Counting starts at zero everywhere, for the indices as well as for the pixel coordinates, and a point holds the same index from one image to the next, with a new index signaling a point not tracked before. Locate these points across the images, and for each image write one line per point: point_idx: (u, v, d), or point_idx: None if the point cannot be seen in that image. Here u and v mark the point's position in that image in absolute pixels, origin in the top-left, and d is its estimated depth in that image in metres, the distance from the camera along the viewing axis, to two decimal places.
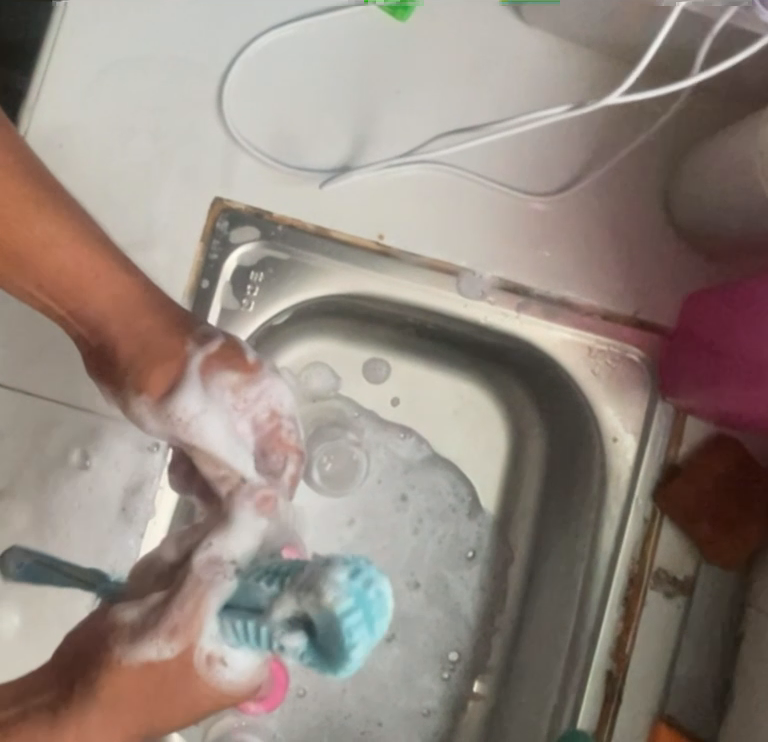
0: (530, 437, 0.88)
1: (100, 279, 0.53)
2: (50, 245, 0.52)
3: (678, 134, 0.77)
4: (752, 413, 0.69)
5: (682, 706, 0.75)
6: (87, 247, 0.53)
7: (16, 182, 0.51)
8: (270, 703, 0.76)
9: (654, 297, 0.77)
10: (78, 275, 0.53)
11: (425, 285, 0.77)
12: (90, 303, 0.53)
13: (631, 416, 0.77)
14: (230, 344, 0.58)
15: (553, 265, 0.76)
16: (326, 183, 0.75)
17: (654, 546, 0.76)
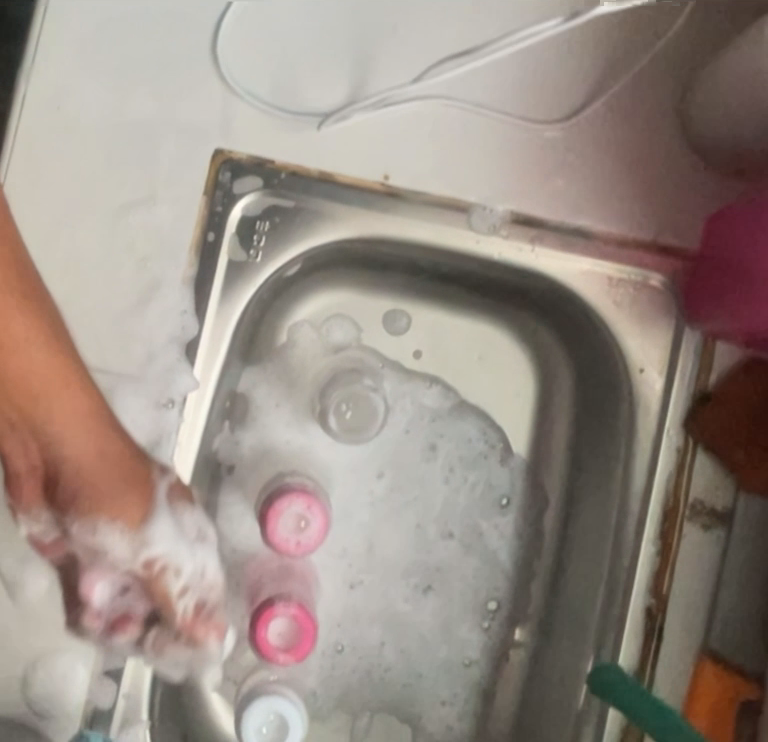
0: (559, 378, 0.86)
1: (121, 470, 0.64)
2: (58, 442, 0.59)
3: (690, 44, 0.73)
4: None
5: (728, 640, 0.72)
6: (104, 434, 0.61)
7: (89, 405, 0.59)
8: (299, 653, 0.71)
9: (675, 219, 0.74)
10: (78, 464, 0.61)
11: (434, 224, 0.74)
12: (69, 454, 0.60)
13: (657, 345, 0.74)
14: (181, 481, 0.71)
15: (567, 194, 0.74)
16: (324, 125, 0.74)
17: (688, 477, 0.73)
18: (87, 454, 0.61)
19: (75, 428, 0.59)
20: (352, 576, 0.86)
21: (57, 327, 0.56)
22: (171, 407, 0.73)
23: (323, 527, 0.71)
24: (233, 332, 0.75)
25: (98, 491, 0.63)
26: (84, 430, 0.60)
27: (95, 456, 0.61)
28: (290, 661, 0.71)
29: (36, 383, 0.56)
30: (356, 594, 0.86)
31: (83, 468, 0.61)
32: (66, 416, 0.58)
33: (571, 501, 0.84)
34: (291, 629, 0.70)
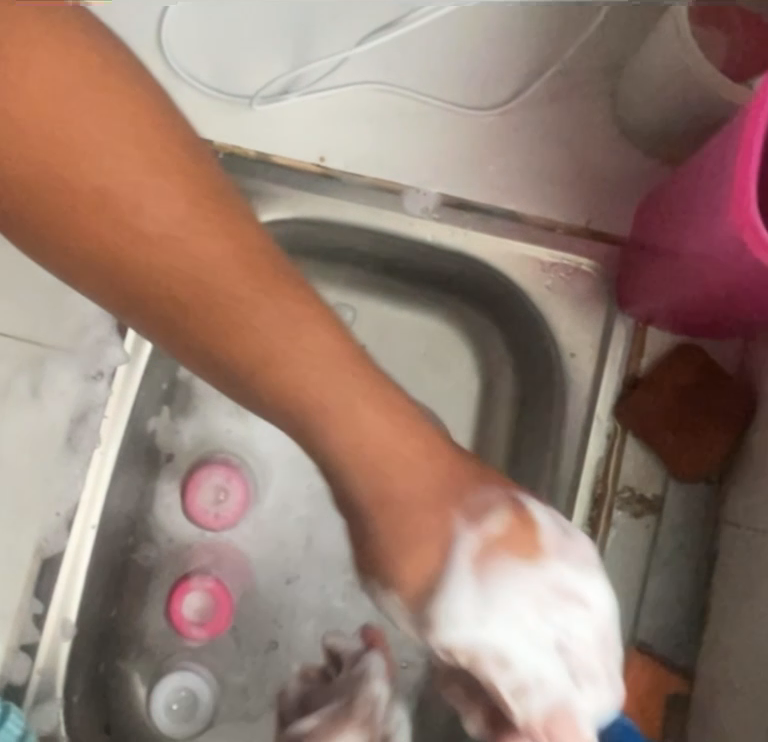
0: (502, 373, 0.84)
1: (404, 447, 0.52)
2: (248, 322, 0.48)
3: (623, 30, 0.74)
4: (700, 296, 0.65)
5: (657, 631, 0.70)
6: (366, 376, 0.51)
7: (292, 293, 0.49)
8: (213, 628, 0.70)
9: (607, 207, 0.74)
10: (278, 360, 0.49)
11: (369, 206, 0.75)
12: (283, 369, 0.49)
13: (588, 330, 0.74)
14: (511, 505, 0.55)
15: (500, 179, 0.74)
16: (257, 102, 0.75)
17: (618, 463, 0.72)
18: (353, 420, 0.51)
19: (276, 321, 0.48)
20: (286, 572, 0.84)
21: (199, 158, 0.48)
22: (100, 379, 0.74)
23: (243, 498, 0.82)
24: None
25: (416, 516, 0.53)
26: (291, 308, 0.49)
27: (308, 307, 0.50)
28: (204, 636, 0.69)
29: (218, 283, 0.47)
30: (290, 590, 0.84)
31: (314, 364, 0.50)
32: (194, 254, 0.46)
33: (511, 498, 0.83)
34: (206, 601, 0.69)
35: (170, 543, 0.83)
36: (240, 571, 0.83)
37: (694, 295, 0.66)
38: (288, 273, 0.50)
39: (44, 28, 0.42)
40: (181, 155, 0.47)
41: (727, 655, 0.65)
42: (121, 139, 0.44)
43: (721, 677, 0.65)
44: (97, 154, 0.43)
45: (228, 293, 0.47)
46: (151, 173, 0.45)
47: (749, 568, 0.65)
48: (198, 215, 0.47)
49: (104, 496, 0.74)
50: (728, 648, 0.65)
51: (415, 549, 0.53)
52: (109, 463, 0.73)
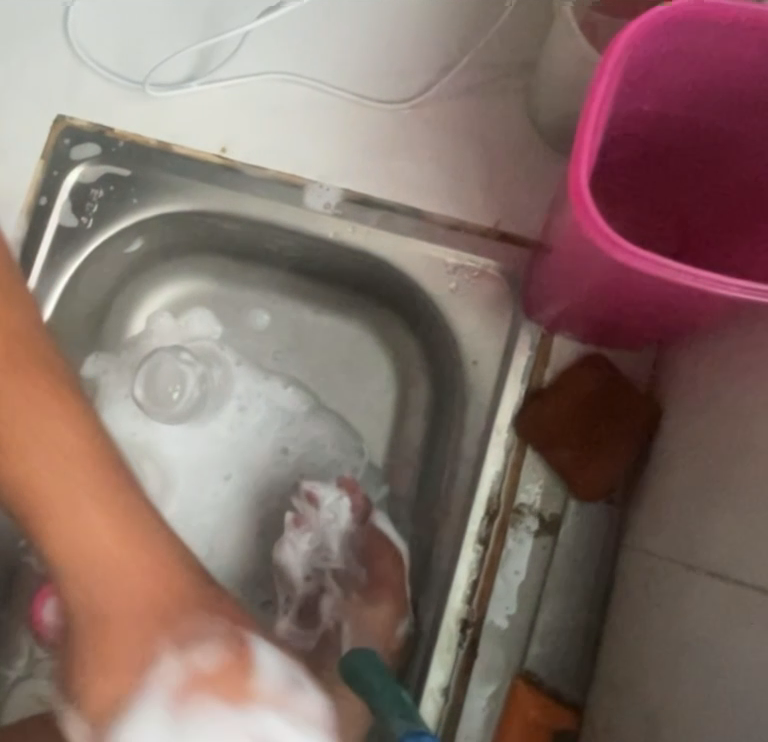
0: (420, 383, 0.78)
1: (133, 595, 0.55)
2: (85, 575, 0.55)
3: (537, 29, 0.72)
4: (594, 288, 0.60)
5: (546, 660, 0.65)
6: (160, 583, 0.56)
7: (118, 505, 0.56)
8: None
9: (518, 207, 0.70)
10: (128, 608, 0.55)
11: (269, 200, 0.72)
12: (115, 601, 0.55)
13: (492, 336, 0.70)
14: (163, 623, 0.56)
15: (407, 174, 0.71)
16: (151, 85, 0.72)
17: (515, 479, 0.68)
18: (106, 588, 0.55)
19: (131, 594, 0.55)
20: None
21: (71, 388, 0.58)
22: None
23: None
24: (58, 305, 0.73)
25: (126, 656, 0.54)
26: (132, 562, 0.55)
27: (146, 575, 0.55)
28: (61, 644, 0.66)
29: (82, 520, 0.55)
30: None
31: (111, 632, 0.54)
32: (47, 440, 0.55)
33: (416, 518, 0.75)
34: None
35: None
36: None
37: (590, 288, 0.60)
38: (106, 454, 0.57)
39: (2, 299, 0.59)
40: (95, 437, 0.58)
41: (618, 688, 0.60)
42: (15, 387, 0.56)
43: (609, 718, 0.60)
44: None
45: (122, 616, 0.54)
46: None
47: (642, 597, 0.60)
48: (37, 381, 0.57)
49: None
50: (617, 686, 0.60)
51: (113, 670, 0.54)
52: None
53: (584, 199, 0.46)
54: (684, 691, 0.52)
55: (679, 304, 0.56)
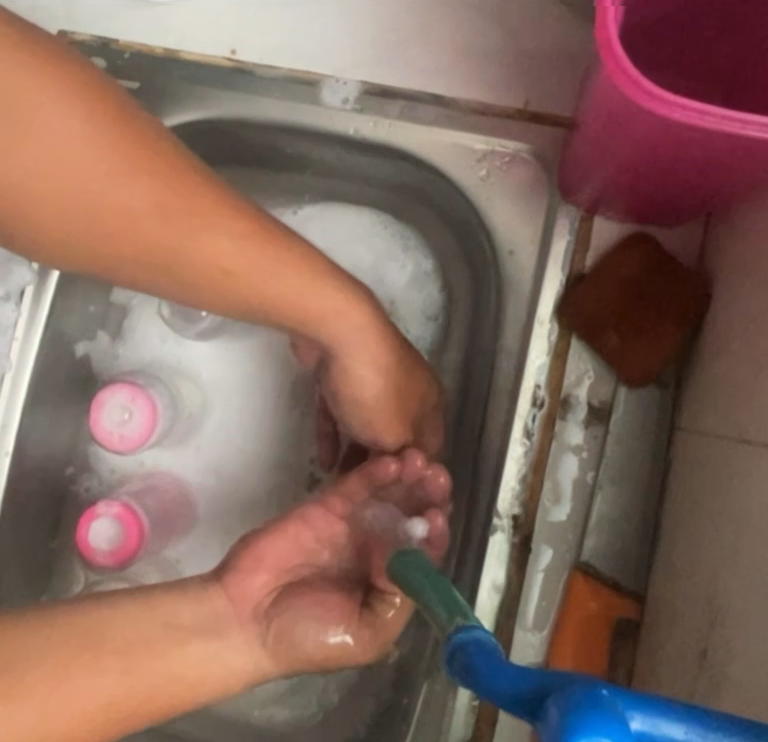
0: (456, 281, 0.74)
1: (237, 260, 0.57)
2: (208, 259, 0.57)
3: None
4: (631, 155, 0.56)
5: (603, 551, 0.65)
6: (216, 209, 0.56)
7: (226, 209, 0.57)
8: (120, 555, 0.66)
9: (547, 85, 0.66)
10: (205, 251, 0.57)
11: (285, 101, 0.68)
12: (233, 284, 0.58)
13: (528, 223, 0.67)
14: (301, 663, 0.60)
15: (425, 60, 0.67)
16: None
17: (562, 368, 0.66)
18: (137, 196, 0.54)
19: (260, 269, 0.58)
20: (238, 504, 0.78)
21: (296, 244, 0.60)
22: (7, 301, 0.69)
23: (151, 418, 0.68)
24: None
25: (259, 277, 0.58)
26: (249, 244, 0.57)
27: (211, 220, 0.56)
28: (110, 563, 0.67)
29: (161, 224, 0.55)
30: (234, 525, 0.77)
31: (183, 226, 0.56)
32: (117, 173, 0.53)
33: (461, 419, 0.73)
34: (113, 530, 0.66)
35: (109, 473, 0.78)
36: (181, 498, 0.76)
37: (627, 155, 0.56)
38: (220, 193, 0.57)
39: (95, 127, 0.53)
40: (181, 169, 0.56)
41: (679, 572, 0.58)
42: (178, 198, 0.55)
43: (670, 605, 0.59)
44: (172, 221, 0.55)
45: (186, 247, 0.56)
46: (193, 223, 0.56)
47: (699, 478, 0.58)
48: (278, 254, 0.58)
49: (19, 420, 0.69)
50: (678, 574, 0.58)
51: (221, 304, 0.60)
52: (22, 384, 0.69)
53: (613, 51, 0.42)
54: (743, 566, 0.50)
55: (732, 155, 0.52)
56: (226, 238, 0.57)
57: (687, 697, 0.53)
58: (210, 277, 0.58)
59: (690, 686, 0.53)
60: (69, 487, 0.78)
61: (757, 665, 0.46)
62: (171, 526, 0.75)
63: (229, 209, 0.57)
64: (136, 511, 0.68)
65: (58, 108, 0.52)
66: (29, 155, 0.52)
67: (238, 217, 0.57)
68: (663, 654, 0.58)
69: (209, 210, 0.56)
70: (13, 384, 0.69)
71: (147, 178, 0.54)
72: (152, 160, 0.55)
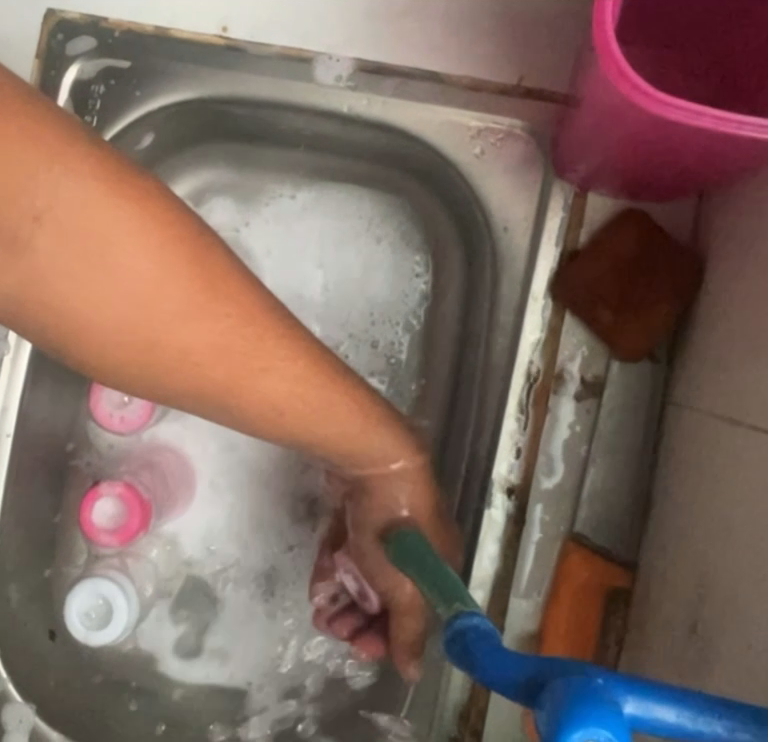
0: (450, 255, 0.75)
1: (262, 391, 0.51)
2: (219, 375, 0.50)
3: None
4: (627, 136, 0.56)
5: (596, 522, 0.67)
6: (241, 330, 0.49)
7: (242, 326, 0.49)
8: (125, 535, 0.68)
9: (540, 60, 0.66)
10: (245, 386, 0.51)
11: (278, 79, 0.68)
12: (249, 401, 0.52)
13: (522, 200, 0.67)
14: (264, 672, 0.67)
15: (418, 35, 0.67)
16: None
17: (555, 344, 0.67)
18: (162, 306, 0.46)
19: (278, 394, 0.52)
20: (238, 477, 0.79)
21: (297, 337, 0.52)
22: None
23: (151, 402, 0.70)
24: None
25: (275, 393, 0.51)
26: (299, 384, 0.52)
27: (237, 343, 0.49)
28: (115, 543, 0.68)
29: (182, 341, 0.48)
30: (234, 499, 0.79)
31: (209, 354, 0.49)
32: (133, 279, 0.45)
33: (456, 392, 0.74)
34: (117, 508, 0.68)
35: (110, 449, 0.79)
36: (183, 472, 0.78)
37: (619, 136, 0.57)
38: (257, 312, 0.50)
39: (118, 223, 0.44)
40: (208, 279, 0.47)
41: (670, 544, 0.60)
42: (196, 310, 0.47)
43: (661, 575, 0.60)
44: (176, 318, 0.47)
45: (199, 361, 0.49)
46: (204, 311, 0.47)
47: (690, 454, 0.60)
48: (282, 351, 0.51)
49: (20, 403, 0.70)
50: (669, 547, 0.60)
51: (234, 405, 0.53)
52: (21, 368, 0.70)
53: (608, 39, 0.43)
54: (732, 543, 0.51)
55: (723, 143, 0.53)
56: (225, 329, 0.48)
57: (678, 666, 0.55)
58: (225, 385, 0.50)
59: (680, 655, 0.55)
60: (70, 462, 0.79)
61: (744, 640, 0.48)
62: (172, 505, 0.77)
63: (237, 301, 0.49)
64: (139, 490, 0.69)
65: (74, 180, 0.44)
66: (38, 240, 0.43)
67: (249, 321, 0.49)
68: (655, 623, 0.60)
69: (203, 302, 0.47)
70: (12, 367, 0.70)
71: (175, 292, 0.46)
72: (185, 267, 0.47)
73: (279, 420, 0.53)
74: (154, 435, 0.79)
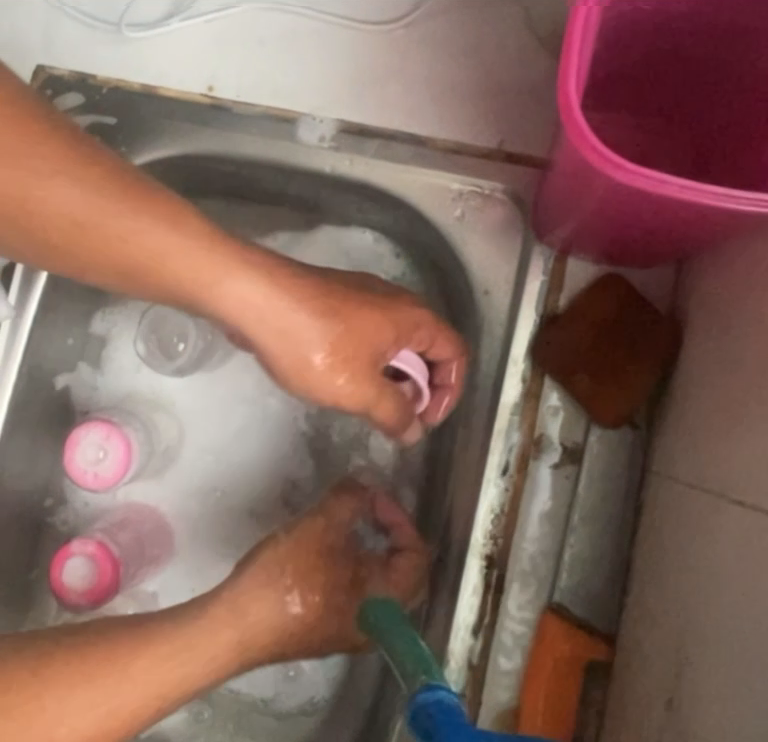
0: None
1: (110, 217, 0.52)
2: (90, 223, 0.52)
3: None
4: (603, 204, 0.56)
5: (575, 594, 0.65)
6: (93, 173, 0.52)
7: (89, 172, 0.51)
8: (95, 594, 0.66)
9: (524, 127, 0.67)
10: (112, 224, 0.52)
11: (262, 137, 0.68)
12: (136, 252, 0.53)
13: (505, 264, 0.67)
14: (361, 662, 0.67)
15: (401, 99, 0.68)
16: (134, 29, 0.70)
17: (535, 409, 0.66)
18: None
19: (173, 252, 0.53)
20: (214, 537, 0.78)
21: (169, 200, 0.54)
22: None
23: (126, 457, 0.68)
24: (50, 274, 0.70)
25: (160, 238, 0.53)
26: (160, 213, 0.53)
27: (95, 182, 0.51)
28: (84, 603, 0.67)
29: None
30: (210, 559, 0.77)
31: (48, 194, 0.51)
32: None
33: (436, 456, 0.73)
34: (88, 568, 0.66)
35: (84, 506, 0.78)
36: (158, 531, 0.76)
37: (598, 205, 0.57)
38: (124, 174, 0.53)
39: None
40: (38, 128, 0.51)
41: (649, 620, 0.58)
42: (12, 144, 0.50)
43: (640, 649, 0.59)
44: (29, 174, 0.50)
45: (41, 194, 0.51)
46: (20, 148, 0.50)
47: (668, 524, 0.59)
48: (139, 206, 0.52)
49: None
50: (648, 621, 0.58)
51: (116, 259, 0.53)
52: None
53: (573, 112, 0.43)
54: (710, 621, 0.50)
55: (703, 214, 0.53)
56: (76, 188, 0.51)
57: None
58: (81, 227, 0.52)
59: (658, 734, 0.53)
60: (45, 519, 0.77)
61: (716, 727, 0.46)
62: (149, 560, 0.75)
63: (74, 159, 0.51)
64: (111, 547, 0.68)
65: None
66: None
67: (113, 181, 0.52)
68: (633, 701, 0.58)
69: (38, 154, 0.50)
70: None
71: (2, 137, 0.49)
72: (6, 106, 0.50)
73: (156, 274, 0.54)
74: (125, 493, 0.77)
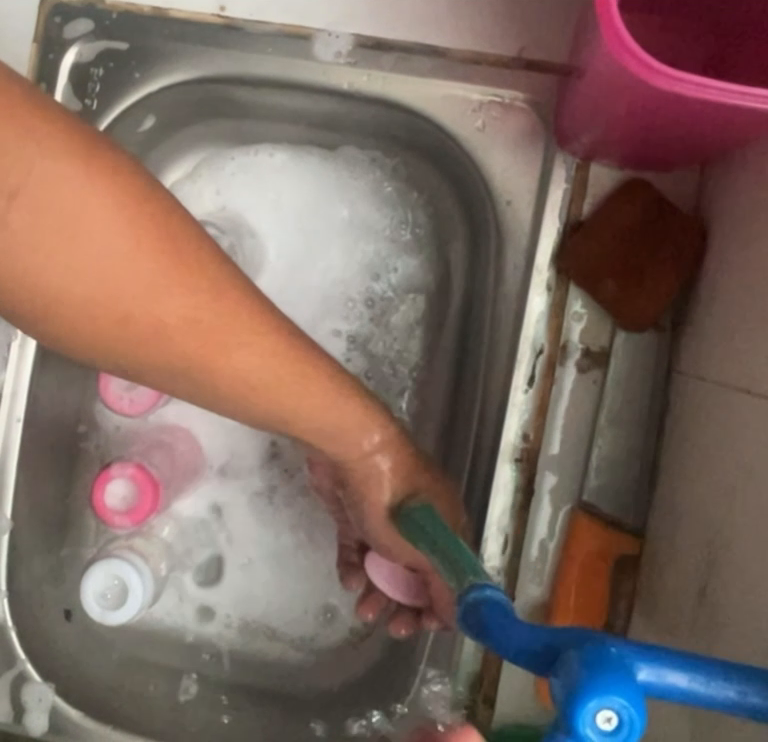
0: (453, 228, 0.75)
1: (138, 268, 0.47)
2: (108, 281, 0.47)
3: None
4: (628, 109, 0.57)
5: (604, 491, 0.68)
6: (124, 216, 0.47)
7: (121, 222, 0.46)
8: (137, 516, 0.69)
9: (542, 32, 0.66)
10: (130, 294, 0.47)
11: (277, 57, 0.68)
12: (154, 327, 0.49)
13: (525, 173, 0.67)
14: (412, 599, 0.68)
15: (417, 9, 0.67)
16: None
17: (561, 316, 0.67)
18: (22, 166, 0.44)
19: (190, 329, 0.49)
20: (249, 455, 0.80)
21: (210, 270, 0.50)
22: None
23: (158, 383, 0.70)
24: None
25: (179, 309, 0.48)
26: (195, 288, 0.49)
27: (125, 231, 0.46)
28: (128, 524, 0.69)
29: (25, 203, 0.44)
30: (246, 475, 0.80)
31: (76, 244, 0.45)
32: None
33: (462, 364, 0.75)
34: (128, 489, 0.69)
35: (116, 430, 0.80)
36: (192, 453, 0.78)
37: (623, 110, 0.57)
38: (160, 210, 0.48)
39: None
40: (84, 158, 0.46)
41: (678, 513, 0.61)
42: (54, 177, 0.45)
43: (669, 540, 0.61)
44: (65, 203, 0.45)
45: (67, 240, 0.45)
46: (56, 178, 0.45)
47: (695, 422, 0.61)
48: (173, 269, 0.48)
49: (28, 387, 0.71)
50: (677, 514, 0.61)
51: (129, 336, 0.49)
52: (28, 353, 0.71)
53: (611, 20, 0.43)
54: (740, 512, 0.52)
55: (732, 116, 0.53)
56: (97, 207, 0.46)
57: (686, 631, 0.56)
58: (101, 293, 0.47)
59: (689, 617, 0.56)
60: (81, 444, 0.79)
61: (749, 608, 0.49)
62: (183, 480, 0.78)
63: (114, 189, 0.47)
64: (149, 469, 0.70)
65: None
66: None
67: (148, 231, 0.47)
68: (664, 588, 0.61)
69: (82, 191, 0.45)
70: (20, 353, 0.71)
71: (43, 166, 0.45)
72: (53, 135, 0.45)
73: (176, 345, 0.50)
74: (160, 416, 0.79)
